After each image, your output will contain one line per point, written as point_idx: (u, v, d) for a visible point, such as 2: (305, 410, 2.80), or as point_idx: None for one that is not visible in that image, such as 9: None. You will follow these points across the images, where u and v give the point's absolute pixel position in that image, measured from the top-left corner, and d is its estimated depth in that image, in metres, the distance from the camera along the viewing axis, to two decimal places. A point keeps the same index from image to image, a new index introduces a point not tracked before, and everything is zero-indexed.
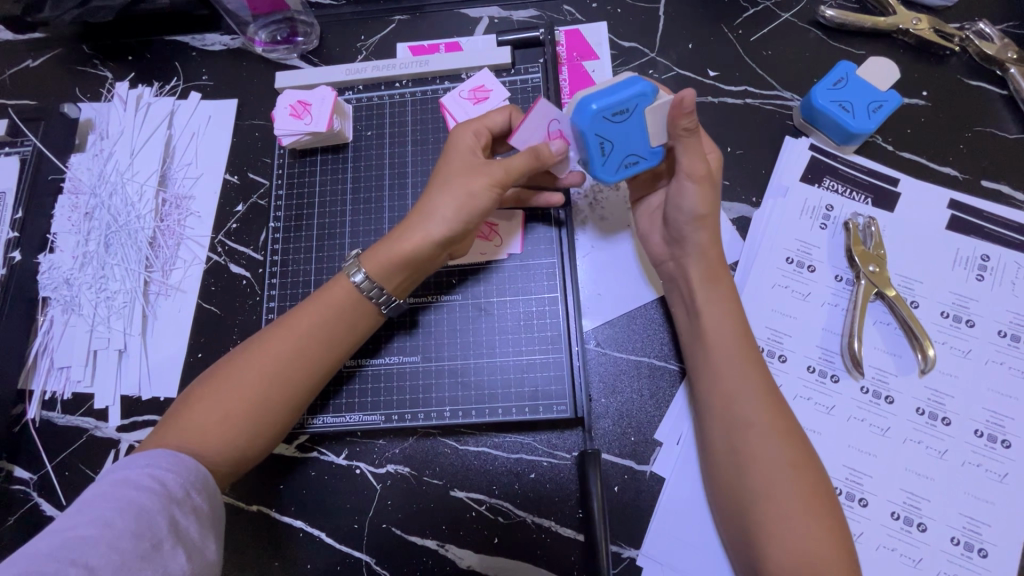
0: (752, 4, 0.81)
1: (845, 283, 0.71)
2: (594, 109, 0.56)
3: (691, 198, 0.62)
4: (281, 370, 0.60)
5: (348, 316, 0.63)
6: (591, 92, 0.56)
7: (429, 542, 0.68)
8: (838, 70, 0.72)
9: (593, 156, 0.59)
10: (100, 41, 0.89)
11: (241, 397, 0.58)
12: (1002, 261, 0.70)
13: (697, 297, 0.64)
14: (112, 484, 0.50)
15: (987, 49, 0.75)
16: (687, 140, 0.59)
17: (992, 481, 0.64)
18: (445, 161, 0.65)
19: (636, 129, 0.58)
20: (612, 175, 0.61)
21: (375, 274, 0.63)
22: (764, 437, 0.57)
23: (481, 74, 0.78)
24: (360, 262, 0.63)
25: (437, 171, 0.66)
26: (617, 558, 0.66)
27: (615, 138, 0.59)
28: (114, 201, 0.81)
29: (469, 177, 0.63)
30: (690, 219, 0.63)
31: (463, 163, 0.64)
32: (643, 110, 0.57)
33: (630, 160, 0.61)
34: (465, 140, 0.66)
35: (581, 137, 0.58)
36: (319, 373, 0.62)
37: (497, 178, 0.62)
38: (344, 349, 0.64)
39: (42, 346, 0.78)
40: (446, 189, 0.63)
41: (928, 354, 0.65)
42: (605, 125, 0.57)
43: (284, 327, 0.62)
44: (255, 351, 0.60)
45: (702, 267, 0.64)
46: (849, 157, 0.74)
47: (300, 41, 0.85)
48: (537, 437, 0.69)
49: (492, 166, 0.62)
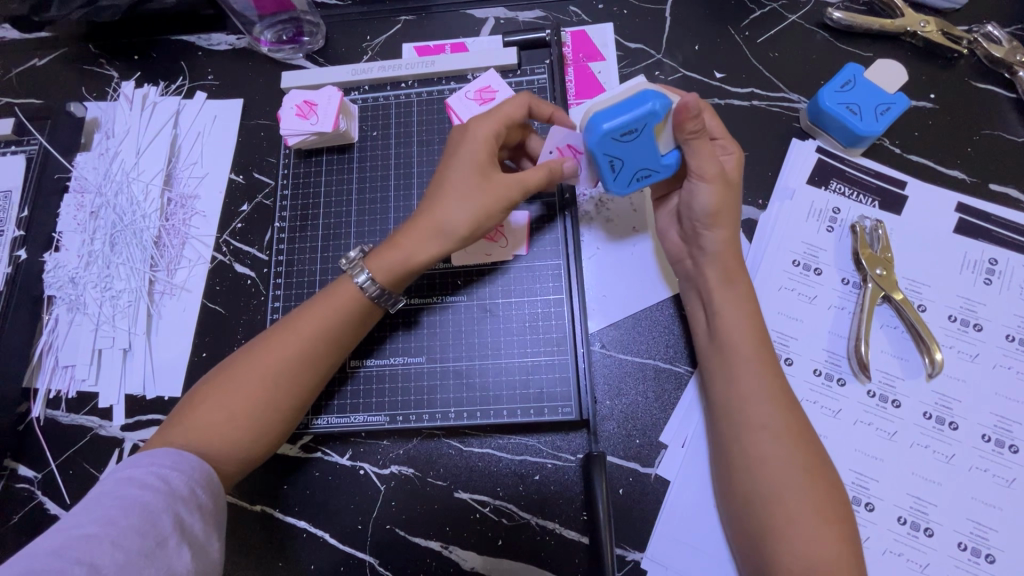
0: (759, 6, 0.80)
1: (852, 286, 0.70)
2: (603, 132, 0.57)
3: (704, 198, 0.63)
4: (284, 370, 0.59)
5: (355, 316, 0.63)
6: (600, 113, 0.58)
7: (433, 544, 0.68)
8: (846, 71, 0.72)
9: (604, 173, 0.62)
10: (106, 40, 0.89)
11: (245, 398, 0.58)
12: (1010, 265, 0.69)
13: (714, 298, 0.64)
14: (115, 483, 0.50)
15: (996, 51, 0.74)
16: (694, 144, 0.60)
17: (999, 486, 0.64)
18: (457, 160, 0.63)
19: (646, 145, 0.60)
20: (624, 187, 0.64)
21: (377, 274, 0.63)
22: (773, 440, 0.57)
23: (488, 75, 0.77)
24: (364, 265, 0.63)
25: (448, 171, 0.63)
26: (621, 560, 0.66)
27: (626, 156, 0.60)
28: (120, 201, 0.81)
29: (485, 189, 0.62)
30: (704, 216, 0.64)
31: (479, 170, 0.62)
32: (652, 127, 0.58)
33: (643, 173, 0.63)
34: (480, 138, 0.63)
35: (592, 156, 0.60)
36: (322, 372, 0.62)
37: (514, 198, 0.62)
38: (347, 348, 0.64)
39: (46, 345, 0.78)
40: (462, 201, 0.62)
41: (936, 358, 0.65)
42: (614, 146, 0.59)
43: (287, 328, 0.61)
44: (260, 351, 0.60)
45: (718, 268, 0.64)
46: (856, 160, 0.74)
47: (306, 41, 0.85)
48: (541, 438, 0.69)
49: (512, 183, 0.62)
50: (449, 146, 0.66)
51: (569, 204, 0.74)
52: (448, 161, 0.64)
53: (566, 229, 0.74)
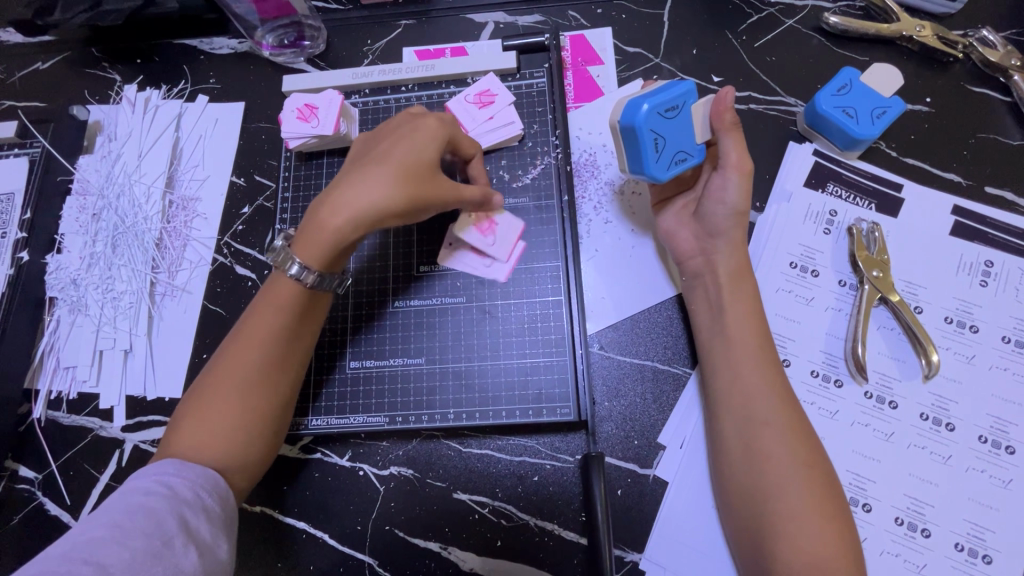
0: (756, 11, 0.81)
1: (848, 287, 0.71)
2: (649, 104, 0.60)
3: (734, 191, 0.65)
4: (251, 376, 0.59)
5: (318, 303, 0.64)
6: (641, 94, 0.61)
7: (432, 545, 0.68)
8: (841, 76, 0.72)
9: (648, 151, 0.62)
10: (109, 44, 0.89)
11: (219, 413, 0.57)
12: (1006, 267, 0.70)
13: (723, 293, 0.65)
14: (122, 492, 0.51)
15: (991, 55, 0.75)
16: (732, 134, 0.64)
17: (995, 487, 0.64)
18: (405, 147, 0.62)
19: (685, 125, 0.63)
20: (664, 172, 0.63)
21: (320, 267, 0.60)
22: (777, 437, 0.58)
23: (485, 81, 0.78)
24: (296, 256, 0.60)
25: (390, 152, 0.62)
26: (620, 561, 0.66)
27: (666, 134, 0.62)
28: (122, 203, 0.82)
29: (423, 178, 0.61)
30: (730, 212, 0.66)
31: (427, 160, 0.62)
32: (688, 109, 0.63)
33: (681, 157, 0.64)
34: (437, 135, 0.64)
35: (635, 136, 0.61)
36: (296, 363, 0.63)
37: (449, 204, 0.64)
38: (308, 341, 0.64)
39: (48, 346, 0.78)
40: (397, 179, 0.60)
41: (931, 360, 0.65)
42: (659, 121, 0.61)
43: (241, 336, 0.60)
44: (220, 366, 0.59)
45: (734, 264, 0.66)
46: (852, 162, 0.74)
47: (307, 45, 0.85)
48: (541, 440, 0.69)
49: (451, 189, 0.64)
50: (398, 128, 0.64)
51: (568, 207, 0.75)
52: (392, 143, 0.63)
53: (565, 231, 0.74)
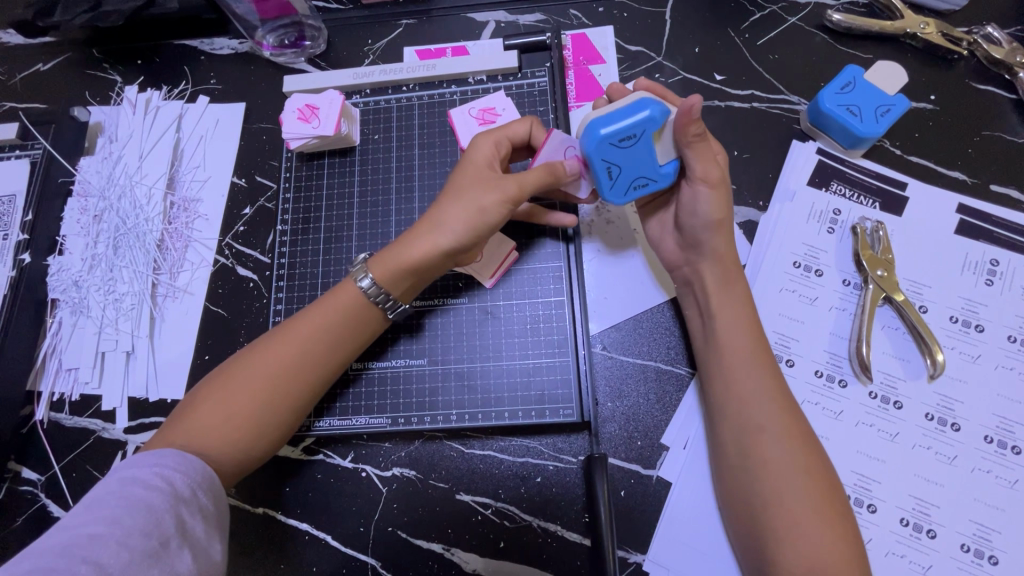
0: (759, 8, 0.81)
1: (853, 287, 0.70)
2: (601, 137, 0.59)
3: (705, 203, 0.64)
4: (285, 372, 0.60)
5: (355, 319, 0.63)
6: (600, 117, 0.59)
7: (435, 546, 0.68)
8: (845, 74, 0.72)
9: (601, 180, 0.62)
10: (109, 45, 0.89)
11: (245, 399, 0.58)
12: (1011, 266, 0.69)
13: (712, 301, 0.64)
14: (118, 482, 0.50)
15: (996, 52, 0.74)
16: (697, 145, 0.61)
17: (1001, 487, 0.64)
18: (461, 169, 0.66)
19: (645, 153, 0.61)
20: (621, 196, 0.65)
21: (382, 280, 0.63)
22: (773, 442, 0.57)
23: (559, 133, 0.66)
24: (366, 267, 0.64)
25: (459, 175, 0.65)
26: (623, 563, 0.65)
27: (624, 162, 0.62)
28: (123, 204, 0.81)
29: (487, 187, 0.63)
30: (705, 224, 0.64)
31: (479, 171, 0.64)
32: (650, 134, 0.60)
33: (640, 183, 0.64)
34: (484, 149, 0.66)
35: (589, 162, 0.62)
36: (323, 375, 0.62)
37: (513, 193, 0.62)
38: (348, 353, 0.64)
39: (49, 348, 0.78)
40: (460, 199, 0.63)
41: (937, 360, 0.65)
42: (612, 151, 0.60)
43: (289, 329, 0.62)
44: (260, 353, 0.60)
45: (724, 269, 0.65)
46: (857, 161, 0.74)
47: (308, 45, 0.85)
48: (544, 441, 0.69)
49: (508, 180, 0.63)
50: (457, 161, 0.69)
51: (571, 209, 0.75)
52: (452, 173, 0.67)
53: (568, 233, 0.74)
